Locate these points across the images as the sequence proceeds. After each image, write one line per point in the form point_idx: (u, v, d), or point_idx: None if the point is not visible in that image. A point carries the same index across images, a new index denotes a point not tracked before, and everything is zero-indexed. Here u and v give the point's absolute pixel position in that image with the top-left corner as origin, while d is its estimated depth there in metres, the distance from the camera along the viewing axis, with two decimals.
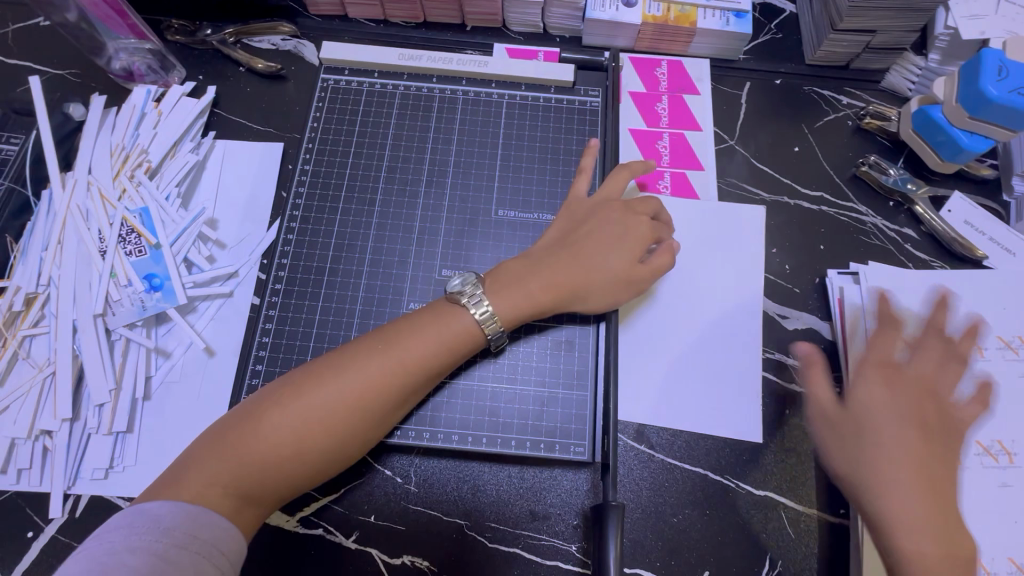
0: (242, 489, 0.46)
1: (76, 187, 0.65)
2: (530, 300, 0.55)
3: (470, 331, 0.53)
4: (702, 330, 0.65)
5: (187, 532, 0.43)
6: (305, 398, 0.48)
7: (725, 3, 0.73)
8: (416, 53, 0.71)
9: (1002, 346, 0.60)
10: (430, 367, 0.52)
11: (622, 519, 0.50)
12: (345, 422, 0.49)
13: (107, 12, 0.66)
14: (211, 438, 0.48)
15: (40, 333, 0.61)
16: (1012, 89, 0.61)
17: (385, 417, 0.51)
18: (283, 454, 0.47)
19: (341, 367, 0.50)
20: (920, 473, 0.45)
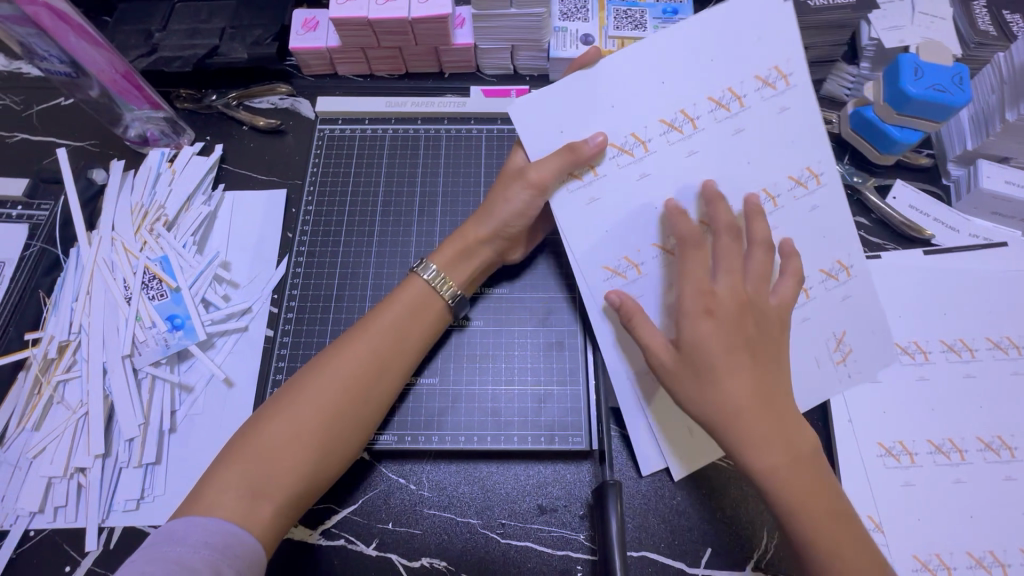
0: (254, 484, 0.50)
1: (101, 243, 0.71)
2: (461, 253, 0.64)
3: (428, 295, 0.61)
4: None
5: (202, 539, 0.46)
6: (302, 389, 0.55)
7: (671, 35, 0.82)
8: (402, 100, 0.79)
9: (992, 346, 0.66)
10: (404, 341, 0.59)
11: (620, 494, 0.56)
12: (342, 399, 0.55)
13: (126, 86, 0.74)
14: (225, 452, 0.53)
15: (72, 377, 0.66)
16: (930, 86, 0.69)
17: (375, 399, 0.57)
18: (287, 444, 0.52)
19: (327, 359, 0.57)
20: (770, 390, 0.52)
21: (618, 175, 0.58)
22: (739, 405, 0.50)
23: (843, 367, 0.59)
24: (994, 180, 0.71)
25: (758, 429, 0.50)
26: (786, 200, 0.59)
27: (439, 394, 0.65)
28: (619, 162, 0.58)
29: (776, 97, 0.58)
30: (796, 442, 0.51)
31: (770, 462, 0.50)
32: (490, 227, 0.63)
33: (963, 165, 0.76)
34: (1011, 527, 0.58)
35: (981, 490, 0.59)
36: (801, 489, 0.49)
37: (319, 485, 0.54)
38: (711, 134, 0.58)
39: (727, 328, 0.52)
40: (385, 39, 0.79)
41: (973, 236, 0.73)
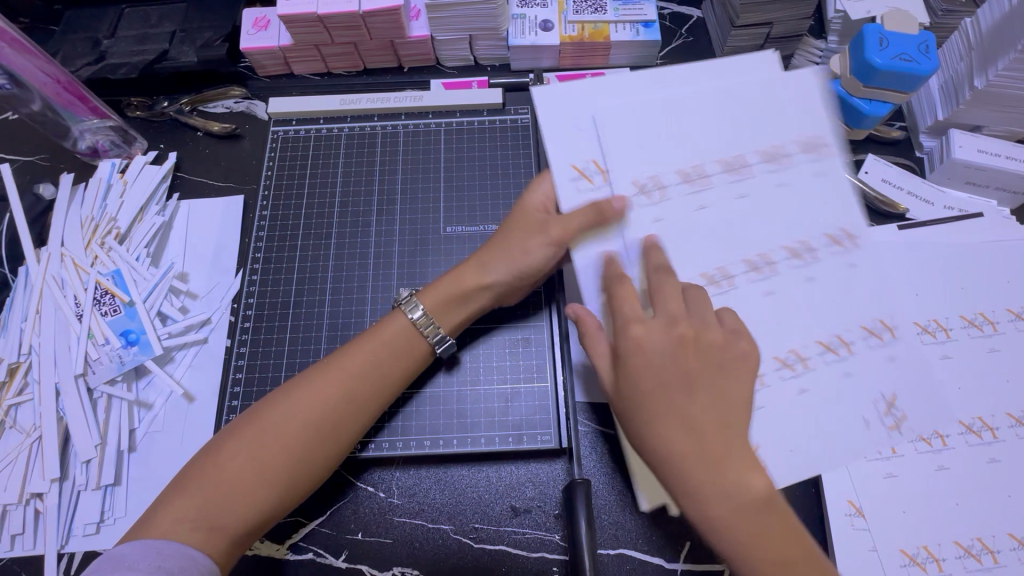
0: (209, 514, 0.48)
1: (51, 260, 0.69)
2: (455, 296, 0.59)
3: (408, 327, 0.58)
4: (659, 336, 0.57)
5: (152, 563, 0.44)
6: (262, 425, 0.52)
7: (633, 16, 0.80)
8: (357, 98, 0.77)
9: (967, 324, 0.63)
10: (380, 377, 0.56)
11: (588, 493, 0.55)
12: (303, 438, 0.52)
13: (69, 98, 0.72)
14: (176, 485, 0.50)
15: (24, 401, 0.64)
16: (895, 56, 0.66)
17: (347, 435, 0.54)
18: (247, 477, 0.49)
19: (297, 395, 0.53)
20: (723, 431, 0.43)
21: (609, 189, 0.52)
22: (681, 442, 0.43)
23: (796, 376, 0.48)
24: (966, 150, 0.69)
25: (699, 478, 0.42)
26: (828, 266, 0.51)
27: (403, 399, 0.63)
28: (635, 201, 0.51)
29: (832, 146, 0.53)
30: (743, 491, 0.41)
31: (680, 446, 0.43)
32: (486, 276, 0.59)
33: (935, 136, 0.75)
34: (993, 508, 0.56)
35: (965, 473, 0.57)
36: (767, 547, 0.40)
37: (276, 515, 0.51)
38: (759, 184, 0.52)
39: (667, 359, 0.45)
40: (338, 35, 0.76)
41: (947, 208, 0.71)
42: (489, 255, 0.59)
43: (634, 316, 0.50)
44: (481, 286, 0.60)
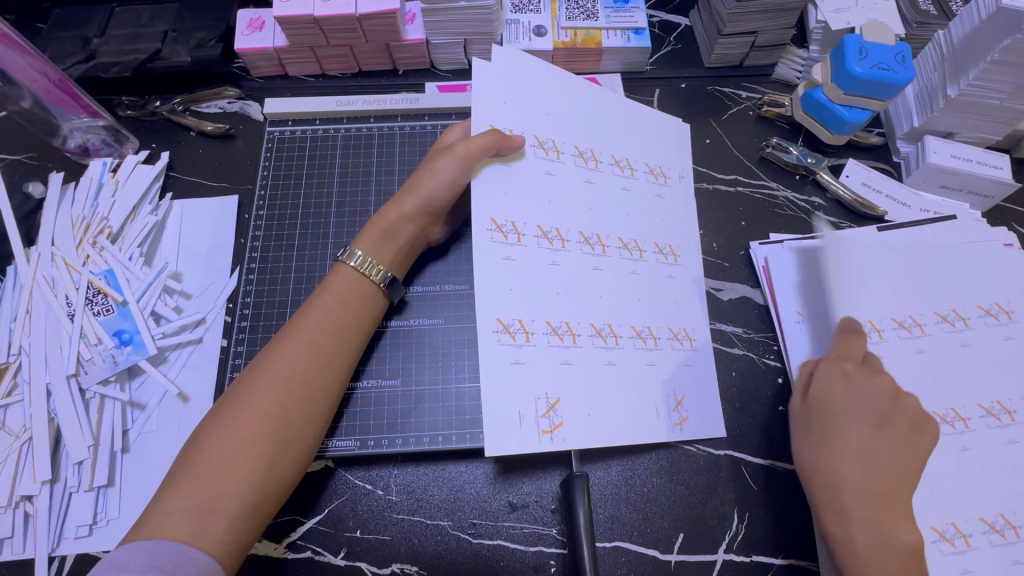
0: (201, 499, 0.47)
1: (41, 259, 0.68)
2: (382, 233, 0.62)
3: (357, 279, 0.60)
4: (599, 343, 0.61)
5: (146, 562, 0.44)
6: (236, 399, 0.52)
7: (624, 24, 0.82)
8: (354, 99, 0.78)
9: (940, 319, 0.67)
10: (339, 328, 0.57)
11: (586, 486, 0.57)
12: (274, 399, 0.52)
13: (60, 95, 0.71)
14: (166, 482, 0.49)
15: (14, 402, 0.63)
16: (874, 66, 0.69)
17: (319, 394, 0.55)
18: (231, 452, 0.49)
19: (263, 363, 0.54)
20: (894, 470, 0.54)
21: (530, 254, 0.59)
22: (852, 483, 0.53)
23: (546, 436, 0.55)
24: (940, 155, 0.73)
25: (876, 511, 0.52)
26: (664, 349, 0.63)
27: (403, 397, 0.64)
28: (537, 243, 0.59)
29: (668, 265, 0.66)
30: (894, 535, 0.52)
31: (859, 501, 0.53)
32: (411, 205, 0.63)
33: (911, 142, 0.78)
34: (965, 488, 0.59)
35: (945, 464, 0.60)
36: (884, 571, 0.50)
37: (267, 493, 0.50)
38: (614, 264, 0.63)
39: (869, 433, 0.55)
40: (334, 37, 0.77)
41: (923, 210, 0.75)
42: (410, 185, 0.64)
43: (509, 358, 0.56)
44: (402, 217, 0.63)
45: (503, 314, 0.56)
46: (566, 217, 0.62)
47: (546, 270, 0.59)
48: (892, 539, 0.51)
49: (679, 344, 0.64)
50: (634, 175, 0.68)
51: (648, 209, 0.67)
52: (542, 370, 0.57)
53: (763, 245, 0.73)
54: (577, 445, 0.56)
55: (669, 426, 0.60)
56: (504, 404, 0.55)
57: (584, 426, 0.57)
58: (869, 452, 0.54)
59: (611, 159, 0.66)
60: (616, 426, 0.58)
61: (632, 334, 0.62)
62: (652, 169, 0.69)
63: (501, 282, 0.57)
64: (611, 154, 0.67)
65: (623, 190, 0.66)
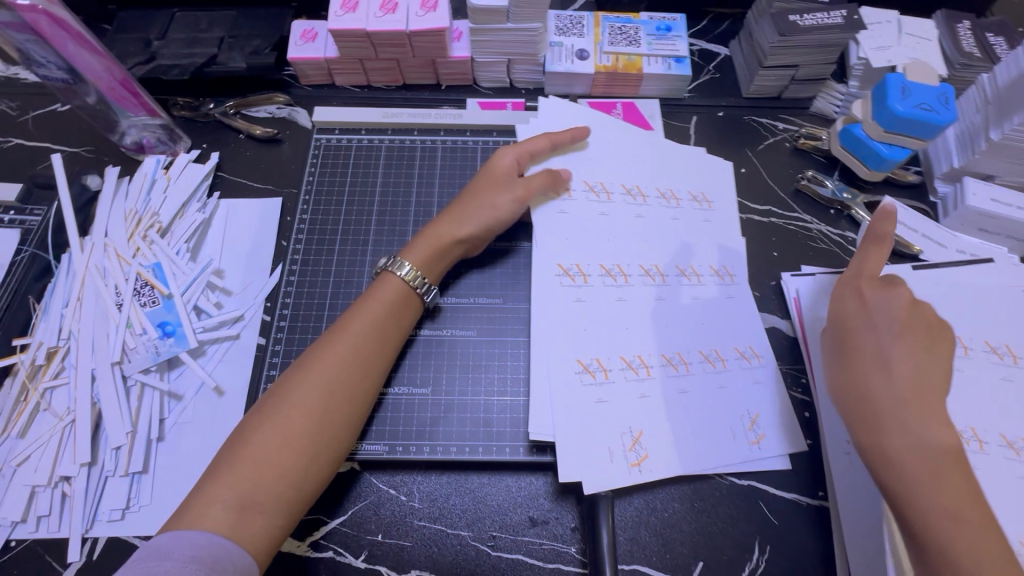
0: (241, 494, 0.49)
1: (94, 249, 0.71)
2: (436, 254, 0.64)
3: (402, 289, 0.62)
4: (667, 368, 0.65)
5: (186, 553, 0.45)
6: (279, 399, 0.53)
7: (665, 51, 0.83)
8: (399, 112, 0.81)
9: (964, 349, 0.67)
10: (382, 335, 0.59)
11: (610, 506, 0.59)
12: (318, 401, 0.54)
13: (123, 93, 0.74)
14: (210, 473, 0.51)
15: (60, 384, 0.65)
16: (917, 105, 0.70)
17: (360, 397, 0.56)
18: (273, 450, 0.51)
19: (307, 364, 0.56)
20: (920, 373, 0.54)
21: (597, 293, 0.68)
22: (886, 392, 0.54)
23: (636, 468, 0.61)
24: (979, 198, 0.73)
25: (916, 398, 0.53)
26: (732, 370, 0.66)
27: (432, 406, 0.65)
28: (601, 281, 0.68)
29: (726, 286, 0.71)
30: (931, 439, 0.51)
31: (902, 443, 0.51)
32: (469, 233, 0.66)
33: (949, 182, 0.78)
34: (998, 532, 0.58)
35: None
36: (930, 477, 0.49)
37: (303, 491, 0.52)
38: (676, 292, 0.69)
39: (888, 377, 0.54)
40: (383, 50, 0.80)
41: (959, 252, 0.74)
42: (470, 212, 0.66)
43: (594, 396, 0.63)
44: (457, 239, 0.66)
45: (581, 355, 0.65)
46: (627, 254, 0.70)
47: (612, 305, 0.67)
48: (924, 420, 0.52)
49: (747, 362, 0.67)
50: (679, 205, 0.75)
51: (698, 235, 0.73)
52: (622, 403, 0.63)
53: (794, 278, 0.73)
54: (665, 474, 0.61)
55: (746, 446, 0.63)
56: (594, 440, 0.61)
57: (669, 454, 0.62)
58: (901, 359, 0.55)
59: (656, 193, 0.74)
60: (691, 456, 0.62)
61: (701, 358, 0.66)
62: (695, 197, 0.76)
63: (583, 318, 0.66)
64: (657, 189, 0.75)
65: (670, 221, 0.74)
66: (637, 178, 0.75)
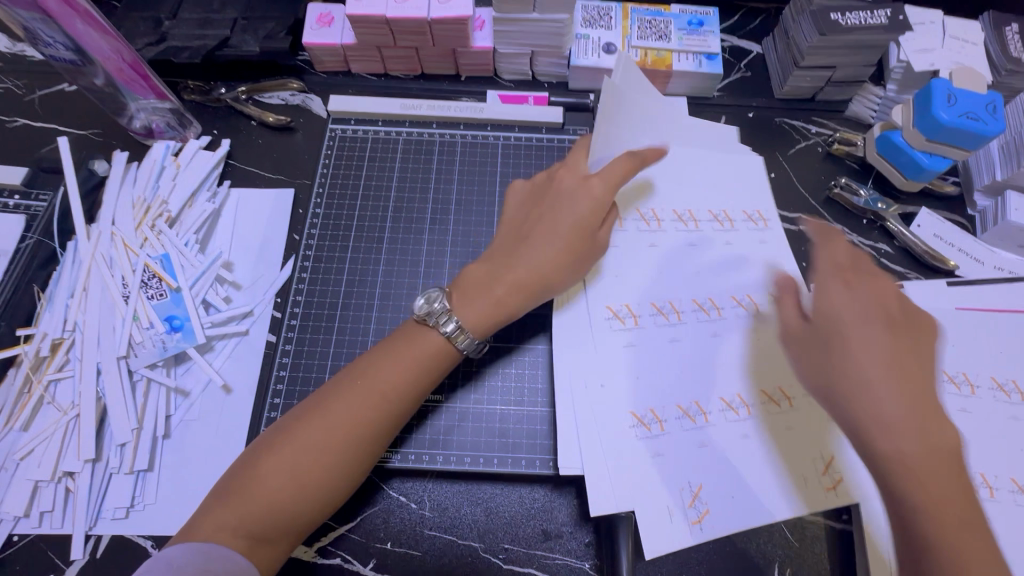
0: (253, 528, 0.47)
1: (101, 238, 0.69)
2: (499, 313, 0.58)
3: (442, 345, 0.56)
4: (726, 412, 0.60)
5: (198, 564, 0.44)
6: (298, 441, 0.50)
7: (696, 47, 0.80)
8: (417, 103, 0.77)
9: (995, 387, 0.63)
10: (414, 383, 0.55)
11: (631, 525, 0.56)
12: (341, 452, 0.50)
13: (132, 76, 0.71)
14: (216, 496, 0.49)
15: (65, 377, 0.64)
16: (961, 114, 0.66)
17: (375, 442, 0.52)
18: (287, 491, 0.49)
19: (332, 406, 0.52)
20: (899, 364, 0.47)
21: (649, 333, 0.64)
22: (858, 368, 0.47)
23: (696, 526, 0.55)
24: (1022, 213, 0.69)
25: (896, 377, 0.46)
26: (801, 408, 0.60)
27: (447, 414, 0.63)
28: (609, 324, 0.64)
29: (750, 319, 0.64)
30: (889, 416, 0.45)
31: (902, 450, 0.44)
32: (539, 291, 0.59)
33: (989, 195, 0.75)
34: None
35: (1011, 537, 0.57)
36: (926, 485, 0.44)
37: (303, 526, 0.50)
38: (729, 328, 0.64)
39: (885, 337, 0.47)
40: (402, 38, 0.76)
41: (997, 269, 0.71)
42: (541, 268, 0.59)
43: (650, 449, 0.58)
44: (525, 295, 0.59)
45: (636, 406, 0.60)
46: (676, 289, 0.66)
47: (666, 347, 0.63)
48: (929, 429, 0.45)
49: (778, 405, 0.61)
50: (698, 228, 0.70)
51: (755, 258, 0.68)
52: (680, 454, 0.58)
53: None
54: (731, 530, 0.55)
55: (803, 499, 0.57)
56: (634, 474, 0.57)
57: (732, 510, 0.56)
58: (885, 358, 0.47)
59: (709, 217, 0.70)
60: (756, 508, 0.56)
61: (761, 398, 0.61)
62: (749, 216, 0.71)
63: (626, 366, 0.62)
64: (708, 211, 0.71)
65: (688, 246, 0.69)
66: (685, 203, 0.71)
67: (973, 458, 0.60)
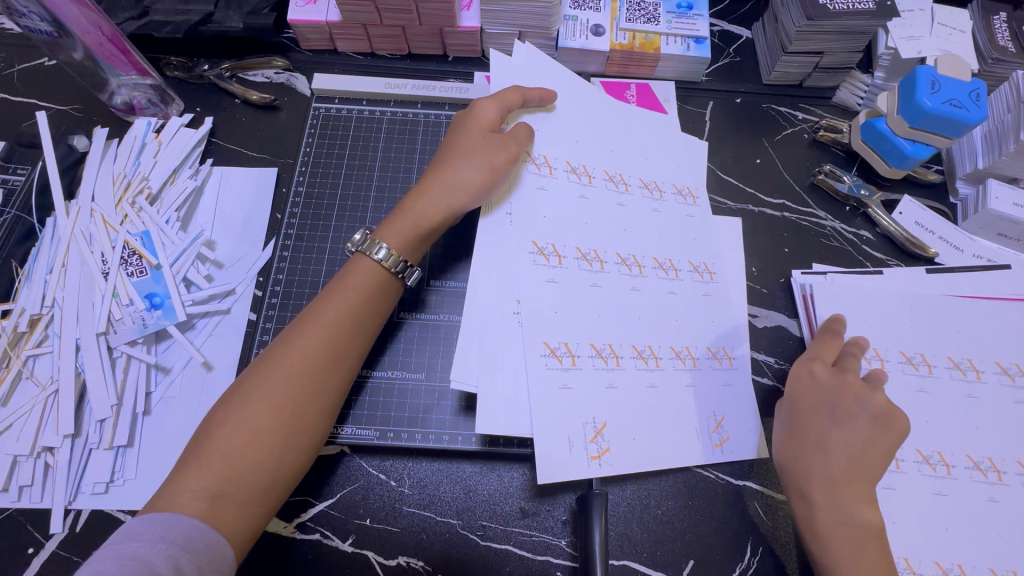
0: (213, 484, 0.47)
1: (80, 214, 0.69)
2: (421, 228, 0.60)
3: (377, 271, 0.57)
4: (670, 364, 0.62)
5: (159, 533, 0.44)
6: (249, 391, 0.51)
7: (685, 31, 0.79)
8: (403, 83, 0.77)
9: (952, 366, 0.65)
10: (358, 323, 0.56)
11: (604, 505, 0.57)
12: (290, 394, 0.51)
13: (112, 50, 0.70)
14: (178, 467, 0.49)
15: (43, 352, 0.64)
16: (946, 101, 0.66)
17: (328, 388, 0.53)
18: (243, 442, 0.49)
19: (279, 353, 0.53)
20: (484, 160, 0.60)
21: (613, 280, 0.63)
22: (419, 199, 0.61)
23: (595, 461, 0.57)
24: (1002, 202, 0.70)
25: (442, 204, 0.60)
26: (739, 369, 0.64)
27: (427, 392, 0.63)
28: (577, 265, 0.62)
29: (702, 283, 0.66)
30: (453, 174, 0.60)
31: (431, 208, 0.60)
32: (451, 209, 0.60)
33: (972, 183, 0.75)
34: (981, 543, 0.58)
35: (969, 513, 0.59)
36: (452, 187, 0.60)
37: (263, 482, 0.49)
38: (688, 288, 0.65)
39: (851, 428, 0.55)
40: (388, 16, 0.75)
41: (976, 257, 0.72)
42: (448, 185, 0.60)
43: (606, 382, 0.59)
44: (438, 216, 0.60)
45: (554, 339, 0.59)
46: (641, 247, 0.65)
47: (628, 294, 0.63)
48: (488, 162, 0.60)
49: (718, 363, 0.64)
50: (663, 198, 0.68)
51: (687, 231, 0.68)
52: (597, 396, 0.59)
53: (806, 275, 0.71)
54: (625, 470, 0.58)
55: (710, 448, 0.61)
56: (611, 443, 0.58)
57: (639, 452, 0.59)
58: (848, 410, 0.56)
59: (674, 190, 0.69)
60: (677, 448, 0.60)
61: (708, 354, 0.64)
62: (680, 191, 0.69)
63: (592, 307, 0.61)
64: (674, 185, 0.70)
65: (653, 213, 0.67)
66: (650, 172, 0.69)
67: (940, 438, 0.62)
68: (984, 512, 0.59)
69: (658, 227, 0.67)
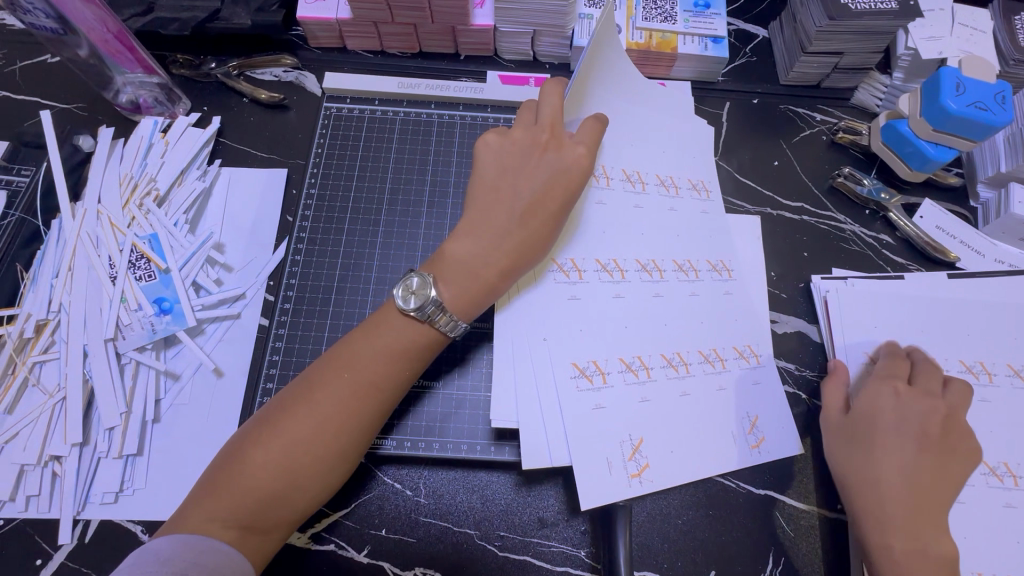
0: (242, 517, 0.46)
1: (86, 216, 0.67)
2: (495, 274, 0.55)
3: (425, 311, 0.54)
4: (696, 367, 0.61)
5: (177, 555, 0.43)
6: (287, 429, 0.48)
7: (703, 30, 0.78)
8: (415, 82, 0.75)
9: (964, 369, 0.64)
10: (403, 365, 0.53)
11: (627, 517, 0.56)
12: (331, 441, 0.49)
13: (118, 47, 0.68)
14: (200, 490, 0.47)
15: (50, 359, 0.62)
16: (970, 104, 0.65)
17: (362, 429, 0.50)
18: (275, 481, 0.47)
19: (322, 390, 0.50)
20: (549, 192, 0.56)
21: (635, 290, 0.62)
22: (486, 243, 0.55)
23: (635, 479, 0.56)
24: None
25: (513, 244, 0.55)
26: (766, 366, 0.63)
27: (442, 399, 0.62)
28: (598, 277, 0.61)
29: (723, 282, 0.65)
30: (518, 210, 0.55)
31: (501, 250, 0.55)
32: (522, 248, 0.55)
33: (993, 187, 0.74)
34: (1005, 553, 0.57)
35: (992, 522, 0.58)
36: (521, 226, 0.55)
37: (292, 517, 0.49)
38: (709, 288, 0.64)
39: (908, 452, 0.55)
40: (400, 14, 0.73)
41: (997, 261, 0.71)
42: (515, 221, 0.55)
43: (639, 396, 0.58)
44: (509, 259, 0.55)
45: (579, 358, 0.58)
46: (663, 254, 0.64)
47: (651, 303, 0.62)
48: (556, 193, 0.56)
49: (746, 362, 0.63)
50: (678, 194, 0.67)
51: (702, 229, 0.66)
52: (621, 410, 0.57)
53: (825, 280, 0.69)
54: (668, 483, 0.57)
55: (748, 450, 0.60)
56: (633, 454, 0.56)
57: (670, 464, 0.57)
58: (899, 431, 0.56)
59: (688, 184, 0.67)
60: (716, 455, 0.59)
61: (736, 355, 0.63)
62: (694, 184, 0.68)
63: (617, 318, 0.60)
64: (688, 179, 0.68)
65: (670, 212, 0.66)
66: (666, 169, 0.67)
67: None
68: (1006, 521, 0.59)
69: (680, 232, 0.65)
